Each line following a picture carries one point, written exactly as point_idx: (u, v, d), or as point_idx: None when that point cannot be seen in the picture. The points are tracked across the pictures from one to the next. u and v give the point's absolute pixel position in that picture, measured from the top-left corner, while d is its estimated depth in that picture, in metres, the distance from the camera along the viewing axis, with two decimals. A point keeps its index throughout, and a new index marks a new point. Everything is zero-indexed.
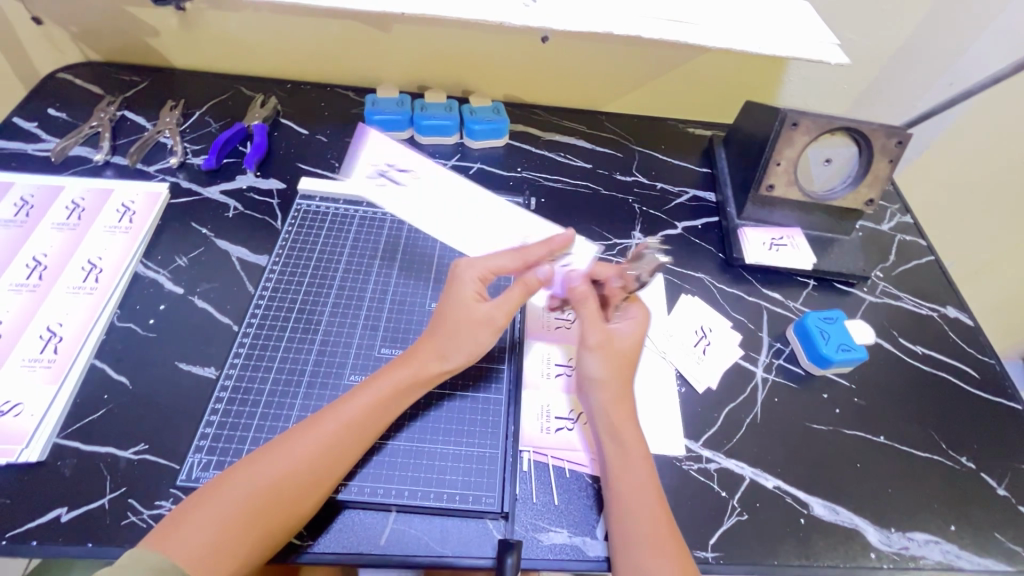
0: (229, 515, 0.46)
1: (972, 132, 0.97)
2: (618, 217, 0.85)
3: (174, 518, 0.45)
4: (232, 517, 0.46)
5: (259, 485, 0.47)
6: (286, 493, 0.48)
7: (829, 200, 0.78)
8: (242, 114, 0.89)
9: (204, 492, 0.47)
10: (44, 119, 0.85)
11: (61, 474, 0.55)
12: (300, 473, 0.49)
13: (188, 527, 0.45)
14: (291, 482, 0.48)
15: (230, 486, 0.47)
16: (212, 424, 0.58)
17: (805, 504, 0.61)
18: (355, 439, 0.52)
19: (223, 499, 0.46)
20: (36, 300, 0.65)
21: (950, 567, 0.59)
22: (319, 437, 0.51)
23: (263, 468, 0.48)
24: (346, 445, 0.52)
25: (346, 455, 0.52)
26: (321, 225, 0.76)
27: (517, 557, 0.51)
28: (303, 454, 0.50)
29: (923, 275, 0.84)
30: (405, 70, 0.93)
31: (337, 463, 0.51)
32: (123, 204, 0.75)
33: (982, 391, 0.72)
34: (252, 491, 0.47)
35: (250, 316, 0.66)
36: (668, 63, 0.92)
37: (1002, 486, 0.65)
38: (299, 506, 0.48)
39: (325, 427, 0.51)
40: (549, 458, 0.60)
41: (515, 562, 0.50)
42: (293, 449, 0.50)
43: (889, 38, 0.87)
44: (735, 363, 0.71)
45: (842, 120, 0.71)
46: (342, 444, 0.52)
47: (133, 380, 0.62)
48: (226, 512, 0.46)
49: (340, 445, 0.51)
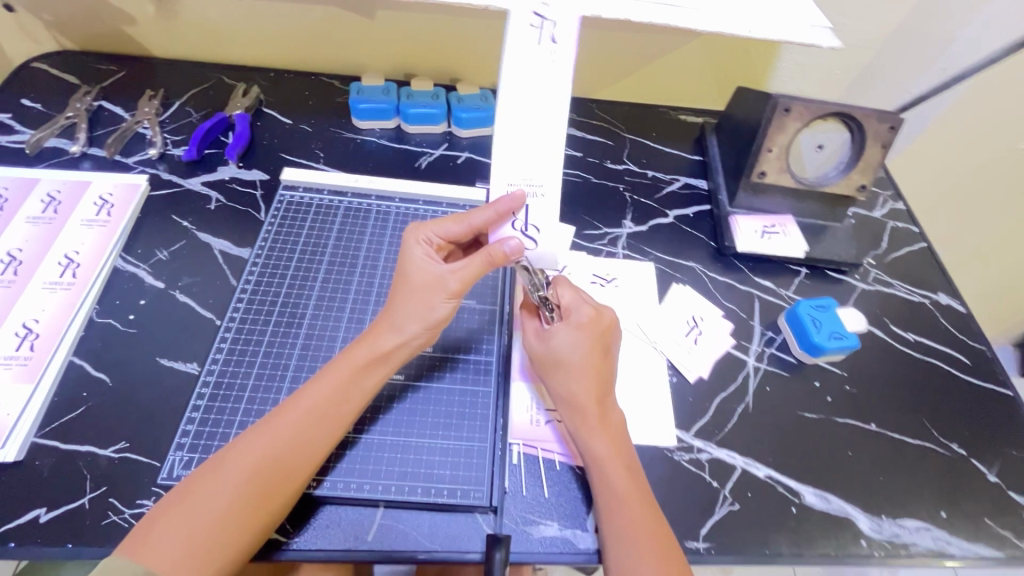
0: (196, 527, 0.44)
1: (964, 118, 0.96)
2: (609, 206, 0.83)
3: (150, 524, 0.44)
4: (200, 529, 0.44)
5: (229, 485, 0.46)
6: (257, 488, 0.47)
7: (822, 187, 0.78)
8: (224, 103, 0.87)
9: (174, 499, 0.46)
10: (18, 110, 0.82)
11: (39, 473, 0.54)
12: (270, 463, 0.48)
13: (157, 535, 0.43)
14: (266, 476, 0.47)
15: (197, 494, 0.45)
16: (194, 420, 0.57)
17: (797, 493, 0.61)
18: (325, 420, 0.51)
19: (195, 504, 0.45)
20: (10, 296, 0.63)
21: (941, 553, 0.59)
22: (285, 426, 0.49)
23: (231, 466, 0.47)
24: (316, 428, 0.50)
25: (309, 443, 0.50)
26: (306, 216, 0.74)
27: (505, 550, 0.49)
28: (273, 445, 0.48)
29: (915, 262, 0.83)
30: (391, 57, 0.91)
31: (309, 449, 0.50)
32: (100, 196, 0.73)
33: (973, 377, 0.72)
34: (224, 491, 0.46)
35: (233, 310, 0.65)
36: (658, 48, 0.90)
37: (993, 472, 0.65)
38: (268, 506, 0.47)
39: (291, 415, 0.50)
40: (539, 450, 0.59)
41: (504, 556, 0.49)
42: (259, 441, 0.48)
43: (882, 22, 0.86)
44: (727, 352, 0.70)
45: (834, 105, 0.70)
46: (312, 427, 0.50)
47: (114, 377, 0.60)
48: (197, 520, 0.44)
49: (308, 430, 0.50)
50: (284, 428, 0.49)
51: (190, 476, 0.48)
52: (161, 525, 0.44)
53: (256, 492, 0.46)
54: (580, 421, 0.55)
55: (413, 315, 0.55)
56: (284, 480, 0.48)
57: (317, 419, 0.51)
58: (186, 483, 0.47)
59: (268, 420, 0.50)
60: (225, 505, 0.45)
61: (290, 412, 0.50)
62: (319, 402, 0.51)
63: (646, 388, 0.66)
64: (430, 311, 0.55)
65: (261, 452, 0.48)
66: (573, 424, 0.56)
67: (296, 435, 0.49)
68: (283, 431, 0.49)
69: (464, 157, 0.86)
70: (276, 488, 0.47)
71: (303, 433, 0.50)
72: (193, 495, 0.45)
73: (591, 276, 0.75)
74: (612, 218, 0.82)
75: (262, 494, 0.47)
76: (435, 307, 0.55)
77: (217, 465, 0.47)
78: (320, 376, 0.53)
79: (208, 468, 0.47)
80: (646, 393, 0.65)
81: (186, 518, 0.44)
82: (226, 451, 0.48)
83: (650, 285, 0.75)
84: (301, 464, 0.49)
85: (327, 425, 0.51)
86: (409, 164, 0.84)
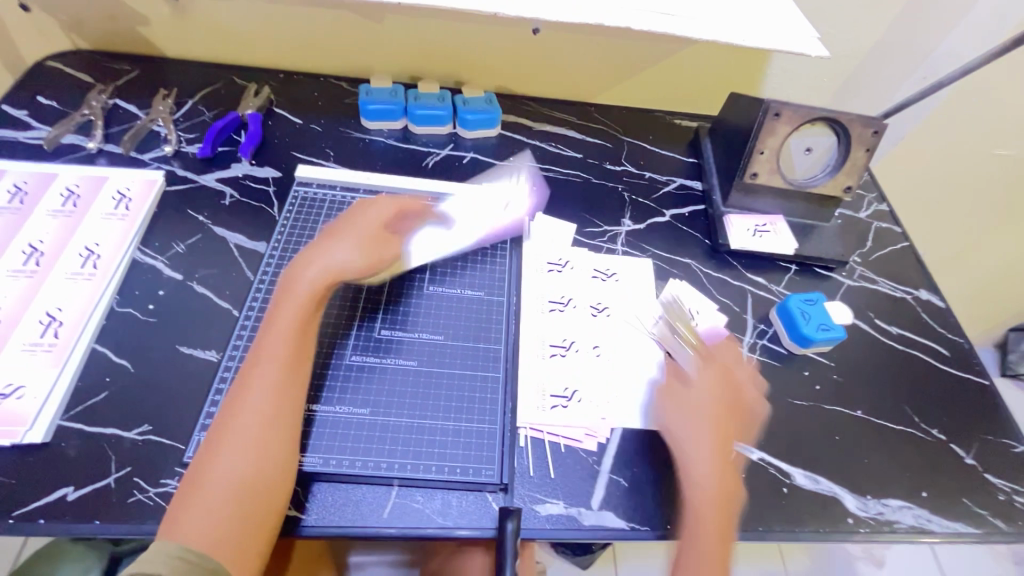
0: (216, 504, 0.48)
1: (944, 124, 1.01)
2: (609, 205, 0.87)
3: (174, 512, 0.48)
4: (218, 504, 0.48)
5: (231, 460, 0.50)
6: (258, 451, 0.51)
7: (810, 187, 0.82)
8: (236, 103, 0.90)
9: (185, 492, 0.49)
10: (33, 107, 0.84)
11: (66, 455, 0.56)
12: (260, 429, 0.52)
13: (184, 521, 0.47)
14: (259, 436, 0.52)
15: (206, 477, 0.50)
16: (218, 403, 0.60)
17: (787, 475, 0.64)
18: (284, 370, 0.56)
19: (209, 485, 0.49)
20: (33, 286, 0.65)
21: (922, 530, 0.63)
22: (257, 392, 0.54)
23: (225, 445, 0.51)
24: (283, 382, 0.55)
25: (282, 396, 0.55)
26: (319, 211, 0.77)
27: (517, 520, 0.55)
28: (251, 411, 0.53)
29: (898, 260, 0.88)
30: (398, 60, 0.94)
31: (284, 400, 0.55)
32: (118, 191, 0.75)
33: (952, 368, 0.77)
34: (228, 467, 0.50)
35: (252, 300, 0.68)
36: (655, 55, 0.94)
37: (970, 456, 0.69)
38: (275, 466, 0.51)
39: (256, 381, 0.54)
40: (545, 434, 0.62)
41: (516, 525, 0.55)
42: (240, 415, 0.53)
43: (865, 33, 0.91)
44: (722, 343, 0.74)
45: (821, 110, 0.75)
46: (277, 381, 0.55)
47: (135, 363, 0.62)
48: (215, 499, 0.48)
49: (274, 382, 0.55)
50: (255, 394, 0.54)
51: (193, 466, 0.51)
52: (186, 510, 0.48)
53: (258, 455, 0.51)
54: (692, 436, 0.62)
55: (320, 263, 0.61)
56: (275, 435, 0.53)
57: (281, 372, 0.55)
58: (195, 468, 0.51)
59: (238, 395, 0.54)
60: (235, 477, 0.50)
61: (253, 380, 0.54)
62: (274, 359, 0.56)
63: (646, 376, 0.69)
64: (336, 258, 0.62)
65: (246, 422, 0.52)
66: (681, 443, 0.62)
67: (270, 393, 0.54)
68: (256, 396, 0.54)
69: (469, 157, 0.89)
70: (275, 447, 0.52)
71: (272, 389, 0.54)
72: (205, 478, 0.50)
73: (592, 270, 0.78)
74: (611, 216, 0.86)
75: (262, 457, 0.51)
76: (336, 258, 0.62)
77: (212, 450, 0.51)
78: (267, 338, 0.57)
79: (206, 453, 0.51)
80: (645, 380, 0.69)
81: (207, 496, 0.49)
82: (213, 434, 0.52)
83: (649, 280, 0.79)
84: (282, 414, 0.54)
85: (287, 375, 0.56)
86: (416, 163, 0.87)
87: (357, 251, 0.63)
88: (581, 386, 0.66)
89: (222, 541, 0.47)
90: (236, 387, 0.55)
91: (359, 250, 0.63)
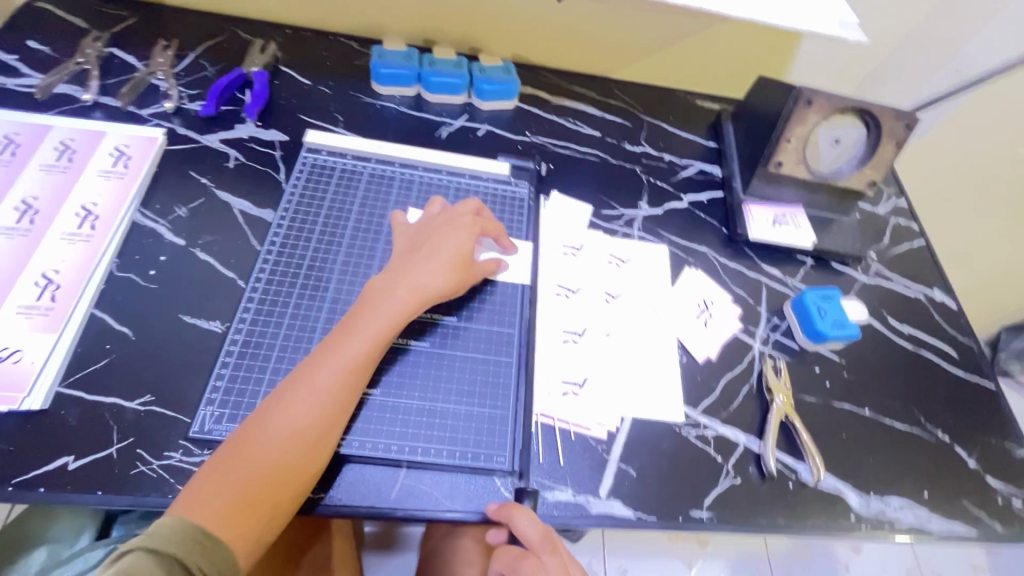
0: (247, 489, 0.47)
1: (969, 120, 0.99)
2: (626, 187, 0.84)
3: (196, 486, 0.47)
4: (249, 490, 0.47)
5: (272, 444, 0.49)
6: (301, 444, 0.50)
7: (835, 180, 0.80)
8: (241, 59, 0.85)
9: (216, 467, 0.48)
10: (24, 52, 0.79)
11: (66, 423, 0.54)
12: (311, 426, 0.51)
13: (207, 497, 0.46)
14: (309, 432, 0.51)
15: (244, 459, 0.49)
16: (223, 377, 0.58)
17: (794, 470, 0.64)
18: (353, 378, 0.54)
19: (239, 468, 0.48)
20: (27, 245, 0.62)
21: (922, 529, 0.64)
22: (316, 388, 0.52)
23: (272, 428, 0.50)
24: (346, 386, 0.53)
25: (345, 403, 0.53)
26: (329, 179, 0.74)
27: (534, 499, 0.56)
28: (309, 404, 0.51)
29: (913, 258, 0.87)
30: (413, 22, 0.89)
31: (342, 408, 0.53)
32: (116, 148, 0.71)
33: (960, 369, 0.77)
34: (267, 451, 0.49)
35: (259, 271, 0.65)
36: (683, 31, 0.90)
37: (972, 458, 0.70)
38: (311, 468, 0.50)
39: (316, 379, 0.52)
40: (556, 420, 0.62)
41: (534, 504, 0.56)
42: (296, 405, 0.51)
43: (902, 20, 0.87)
44: (736, 335, 0.73)
45: (855, 100, 0.72)
46: (343, 383, 0.53)
47: (136, 331, 0.60)
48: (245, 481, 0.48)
49: (337, 390, 0.53)
50: (315, 390, 0.52)
51: (232, 435, 0.51)
52: (210, 482, 0.47)
53: (299, 450, 0.50)
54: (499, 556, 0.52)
55: (411, 282, 0.60)
56: (323, 435, 0.51)
57: (344, 377, 0.53)
58: (234, 440, 0.50)
59: (298, 381, 0.52)
60: (268, 464, 0.49)
61: (319, 374, 0.53)
62: (345, 361, 0.54)
63: (659, 366, 0.68)
64: (426, 280, 0.60)
65: (300, 412, 0.51)
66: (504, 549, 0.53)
67: (327, 396, 0.52)
68: (316, 390, 0.52)
69: (484, 130, 0.86)
70: (320, 445, 0.51)
71: (338, 390, 0.53)
72: (239, 461, 0.48)
73: (608, 255, 0.76)
74: (629, 199, 0.83)
75: (302, 451, 0.50)
76: (425, 281, 0.60)
77: (258, 431, 0.50)
78: (343, 337, 0.55)
79: (251, 428, 0.50)
80: (658, 370, 0.68)
81: (236, 474, 0.48)
82: (262, 412, 0.51)
83: (665, 267, 0.77)
84: (337, 416, 0.52)
85: (354, 382, 0.54)
86: (429, 133, 0.83)
87: (444, 281, 0.61)
88: (593, 373, 0.66)
89: (241, 527, 0.46)
90: (295, 372, 0.53)
91: (448, 274, 0.62)
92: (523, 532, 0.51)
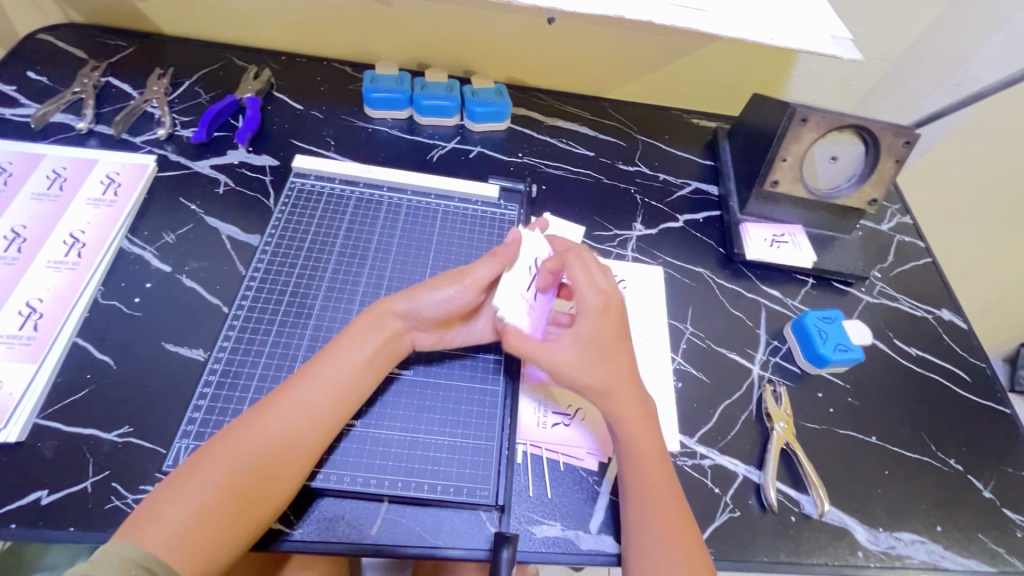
0: (205, 503, 0.45)
1: (975, 135, 0.97)
2: (620, 207, 0.83)
3: (153, 499, 0.45)
4: (207, 505, 0.45)
5: (236, 460, 0.47)
6: (262, 463, 0.48)
7: (834, 199, 0.77)
8: (235, 86, 0.86)
9: (173, 480, 0.46)
10: (23, 83, 0.80)
11: (42, 456, 0.53)
12: (274, 446, 0.49)
13: (165, 510, 0.44)
14: (268, 453, 0.48)
15: (202, 473, 0.46)
16: (201, 408, 0.57)
17: (797, 502, 0.61)
18: (324, 402, 0.52)
19: (196, 480, 0.46)
20: (14, 274, 0.62)
21: (935, 566, 0.60)
22: (292, 404, 0.51)
23: (228, 448, 0.48)
24: (327, 406, 0.52)
25: (323, 426, 0.52)
26: (316, 205, 0.73)
27: (513, 549, 0.51)
28: (272, 425, 0.50)
29: (920, 277, 0.84)
30: (406, 46, 0.90)
31: (314, 427, 0.51)
32: (107, 175, 0.72)
33: (972, 394, 0.73)
34: (231, 461, 0.47)
35: (242, 297, 0.64)
36: (676, 50, 0.90)
37: (988, 488, 0.66)
38: (273, 493, 0.48)
39: (292, 396, 0.51)
40: (544, 450, 0.60)
41: (512, 554, 0.51)
42: (259, 424, 0.49)
43: (901, 37, 0.86)
44: (731, 360, 0.71)
45: (852, 118, 0.70)
46: (313, 409, 0.52)
47: (118, 360, 0.60)
48: (203, 494, 0.45)
49: (315, 407, 0.52)
50: (291, 408, 0.51)
51: (199, 450, 0.49)
52: (167, 496, 0.45)
53: (261, 462, 0.48)
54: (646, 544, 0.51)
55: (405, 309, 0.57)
56: (290, 453, 0.50)
57: (324, 396, 0.52)
58: (189, 461, 0.48)
59: (276, 398, 0.51)
60: (229, 479, 0.47)
61: (298, 393, 0.52)
62: (326, 380, 0.53)
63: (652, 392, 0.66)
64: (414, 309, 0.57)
65: (261, 433, 0.49)
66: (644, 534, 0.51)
67: (300, 416, 0.51)
68: (292, 408, 0.51)
69: (476, 152, 0.85)
70: (282, 462, 0.49)
71: (303, 413, 0.51)
72: (197, 473, 0.47)
73: None
74: (623, 220, 0.82)
75: (266, 472, 0.48)
76: (406, 313, 0.57)
77: (223, 445, 0.48)
78: (326, 355, 0.55)
79: (219, 441, 0.49)
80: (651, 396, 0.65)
81: (193, 490, 0.46)
82: (234, 426, 0.50)
83: (659, 289, 0.75)
84: (306, 441, 0.50)
85: (334, 402, 0.53)
86: (420, 156, 0.83)
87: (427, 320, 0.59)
88: (583, 404, 0.63)
89: (184, 548, 0.43)
90: (276, 389, 0.53)
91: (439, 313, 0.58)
92: (575, 276, 0.57)
